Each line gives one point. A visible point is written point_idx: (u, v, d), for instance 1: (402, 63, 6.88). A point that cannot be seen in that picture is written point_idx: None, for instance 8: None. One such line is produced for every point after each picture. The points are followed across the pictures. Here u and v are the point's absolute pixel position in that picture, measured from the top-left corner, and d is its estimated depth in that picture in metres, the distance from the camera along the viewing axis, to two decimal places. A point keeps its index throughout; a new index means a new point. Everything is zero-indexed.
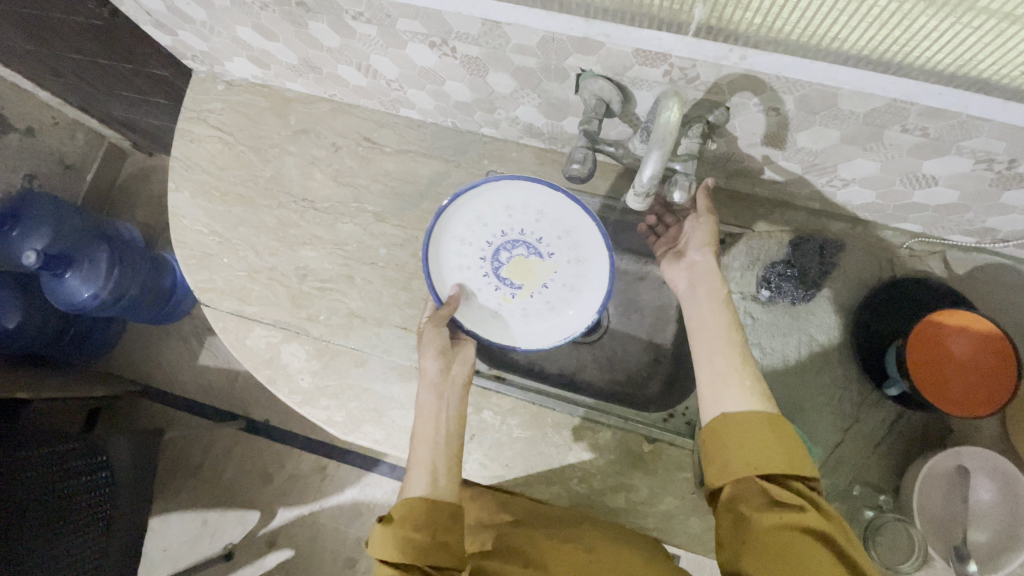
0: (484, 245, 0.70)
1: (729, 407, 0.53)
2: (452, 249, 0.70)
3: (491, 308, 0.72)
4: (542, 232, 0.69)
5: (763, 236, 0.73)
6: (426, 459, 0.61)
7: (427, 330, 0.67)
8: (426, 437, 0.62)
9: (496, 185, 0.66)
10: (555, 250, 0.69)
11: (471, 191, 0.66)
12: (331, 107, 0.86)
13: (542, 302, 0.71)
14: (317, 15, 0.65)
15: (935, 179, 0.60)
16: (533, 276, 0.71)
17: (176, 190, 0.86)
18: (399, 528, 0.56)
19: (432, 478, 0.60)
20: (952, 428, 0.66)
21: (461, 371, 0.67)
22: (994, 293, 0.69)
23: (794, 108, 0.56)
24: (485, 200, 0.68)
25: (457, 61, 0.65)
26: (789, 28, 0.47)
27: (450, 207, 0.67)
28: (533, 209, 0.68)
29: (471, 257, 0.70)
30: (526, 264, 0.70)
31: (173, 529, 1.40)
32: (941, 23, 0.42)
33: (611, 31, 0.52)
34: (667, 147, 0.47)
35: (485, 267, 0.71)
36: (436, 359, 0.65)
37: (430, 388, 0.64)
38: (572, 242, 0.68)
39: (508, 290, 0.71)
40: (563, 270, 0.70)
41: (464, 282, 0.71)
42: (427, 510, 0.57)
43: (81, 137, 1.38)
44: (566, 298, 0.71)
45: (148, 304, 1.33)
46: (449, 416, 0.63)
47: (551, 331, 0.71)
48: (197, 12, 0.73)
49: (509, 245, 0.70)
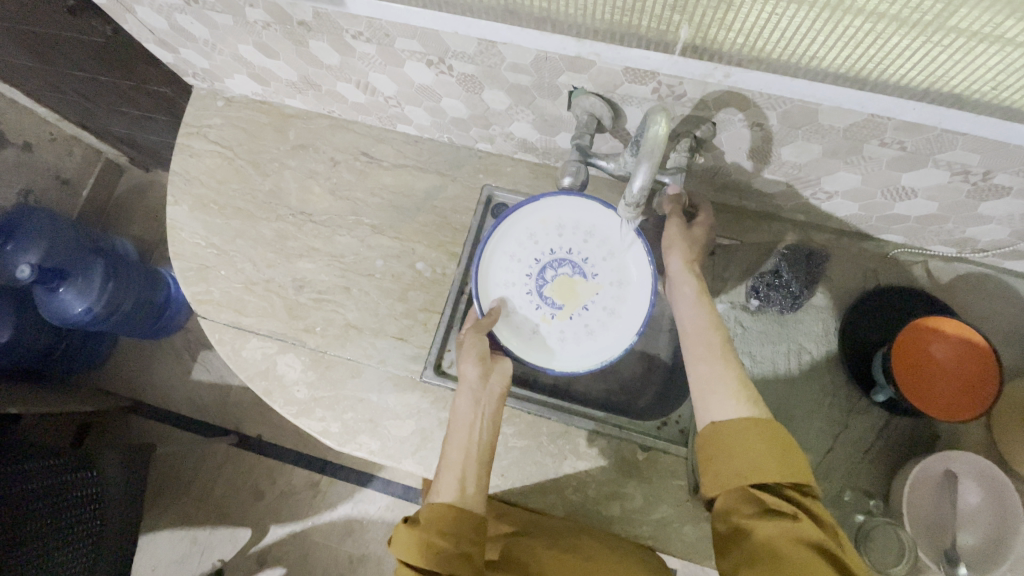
0: (533, 262, 0.74)
1: (718, 417, 0.54)
2: (501, 263, 0.74)
3: (530, 327, 0.74)
4: (588, 252, 0.74)
5: (751, 247, 0.76)
6: (458, 466, 0.61)
7: (469, 337, 0.68)
8: (461, 444, 0.63)
9: (555, 203, 0.73)
10: (598, 270, 0.74)
11: (530, 207, 0.73)
12: (330, 123, 0.88)
13: (582, 323, 0.73)
14: (318, 35, 0.67)
15: (914, 191, 0.62)
16: (575, 297, 0.74)
17: (175, 203, 0.87)
18: (424, 533, 0.57)
19: (460, 486, 0.60)
20: (938, 433, 0.68)
21: (499, 381, 0.66)
22: (975, 302, 0.71)
23: (778, 123, 0.58)
24: (541, 218, 0.74)
25: (454, 78, 0.67)
26: (770, 47, 0.49)
27: (508, 221, 0.73)
28: (582, 230, 0.74)
29: (518, 273, 0.74)
30: (569, 283, 0.74)
31: (161, 548, 1.38)
32: (912, 42, 0.44)
33: (602, 51, 0.54)
34: (656, 159, 0.49)
35: (529, 284, 0.74)
36: (477, 365, 0.65)
37: (468, 396, 0.65)
38: (615, 263, 0.74)
39: (549, 310, 0.74)
40: (604, 293, 0.74)
41: (507, 298, 0.74)
42: (453, 518, 0.58)
43: (78, 153, 1.40)
44: (605, 321, 0.73)
45: (142, 318, 1.33)
46: (484, 426, 0.64)
47: (588, 353, 0.72)
48: (200, 31, 0.76)
49: (555, 264, 0.74)
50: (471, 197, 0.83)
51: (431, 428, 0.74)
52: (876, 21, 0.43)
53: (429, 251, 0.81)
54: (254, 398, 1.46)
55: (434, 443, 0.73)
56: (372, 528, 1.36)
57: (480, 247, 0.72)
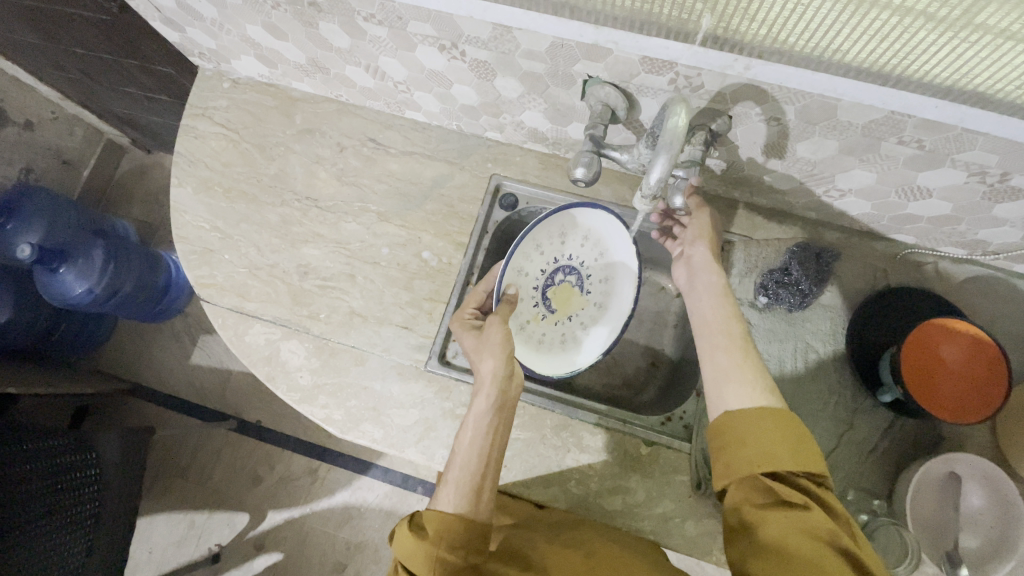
0: (551, 260, 0.80)
1: (733, 404, 0.54)
2: (528, 252, 0.77)
3: (524, 318, 0.80)
4: (592, 269, 0.81)
5: (761, 244, 0.75)
6: (473, 474, 0.59)
7: (494, 331, 0.66)
8: (477, 448, 0.61)
9: (592, 214, 0.77)
10: (591, 288, 0.81)
11: (574, 210, 0.76)
12: (337, 108, 0.87)
13: (560, 329, 0.82)
14: (329, 16, 0.66)
15: (929, 191, 0.62)
16: (568, 305, 0.82)
17: (179, 185, 0.86)
18: (434, 547, 0.55)
19: (473, 498, 0.58)
20: (943, 435, 0.67)
21: (515, 387, 0.65)
22: (986, 304, 0.71)
23: (795, 118, 0.57)
24: (575, 222, 0.78)
25: (466, 65, 0.66)
26: (793, 39, 0.48)
27: (553, 215, 0.75)
28: (597, 249, 0.80)
29: (535, 266, 0.79)
30: (568, 292, 0.81)
31: (160, 530, 1.38)
32: (940, 37, 0.43)
33: (621, 39, 0.53)
34: (674, 151, 0.48)
35: (539, 280, 0.80)
36: (502, 365, 0.63)
37: (490, 399, 0.62)
38: (605, 289, 0.81)
39: (544, 310, 0.81)
40: (587, 310, 0.81)
41: (518, 286, 0.78)
42: (464, 531, 0.56)
43: (80, 132, 1.38)
44: (576, 337, 0.81)
45: (142, 301, 1.33)
46: (499, 432, 0.62)
47: (554, 358, 0.80)
48: (207, 10, 0.74)
49: (565, 269, 0.81)
50: (478, 186, 0.82)
51: (434, 418, 0.73)
52: (904, 15, 0.42)
53: (435, 241, 0.80)
54: (253, 383, 1.46)
55: (436, 433, 0.73)
56: (370, 516, 1.36)
57: (523, 231, 0.72)
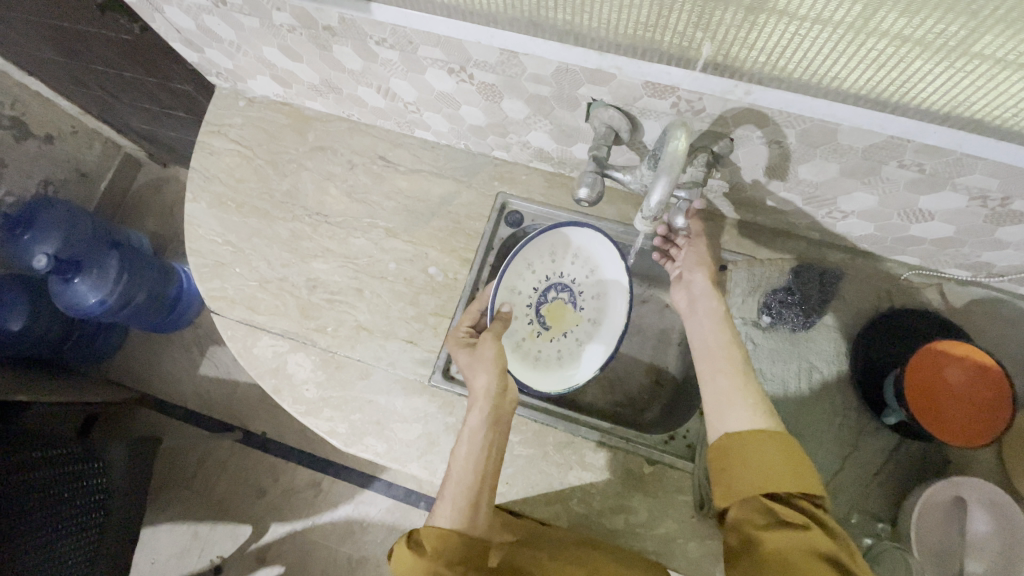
0: (543, 278, 0.81)
1: (734, 428, 0.54)
2: (519, 271, 0.79)
3: (520, 336, 0.81)
4: (584, 286, 0.82)
5: (764, 264, 0.76)
6: (469, 489, 0.60)
7: (487, 347, 0.67)
8: (472, 464, 0.61)
9: (580, 232, 0.78)
10: (584, 304, 0.83)
11: (562, 229, 0.77)
12: (349, 126, 0.89)
13: (556, 345, 0.82)
14: (342, 40, 0.68)
15: (931, 214, 0.62)
16: (561, 323, 0.82)
17: (194, 200, 0.88)
18: (433, 563, 0.55)
19: (470, 513, 0.59)
20: (949, 458, 0.67)
21: (509, 402, 0.65)
22: (992, 327, 0.70)
23: (796, 141, 0.58)
24: (565, 241, 0.80)
25: (474, 87, 0.68)
26: (791, 67, 0.50)
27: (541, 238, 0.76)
28: (588, 267, 0.81)
29: (527, 285, 0.80)
30: (561, 309, 0.82)
31: (163, 540, 1.38)
32: (936, 67, 0.45)
33: (623, 64, 0.55)
34: (674, 173, 0.49)
35: (532, 298, 0.81)
36: (495, 380, 0.64)
37: (483, 413, 0.63)
38: (597, 306, 0.82)
39: (538, 327, 0.82)
40: (582, 326, 0.82)
41: (512, 304, 0.79)
42: (463, 546, 0.57)
43: (99, 146, 1.42)
44: (572, 354, 0.82)
45: (154, 311, 1.35)
46: (494, 446, 0.63)
47: (552, 375, 0.81)
48: (226, 33, 0.77)
49: (557, 287, 0.82)
50: (484, 204, 0.83)
51: (437, 433, 0.74)
52: (899, 45, 0.44)
53: (441, 256, 0.82)
54: (260, 394, 1.47)
55: (439, 448, 0.73)
56: (372, 530, 1.35)
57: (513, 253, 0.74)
